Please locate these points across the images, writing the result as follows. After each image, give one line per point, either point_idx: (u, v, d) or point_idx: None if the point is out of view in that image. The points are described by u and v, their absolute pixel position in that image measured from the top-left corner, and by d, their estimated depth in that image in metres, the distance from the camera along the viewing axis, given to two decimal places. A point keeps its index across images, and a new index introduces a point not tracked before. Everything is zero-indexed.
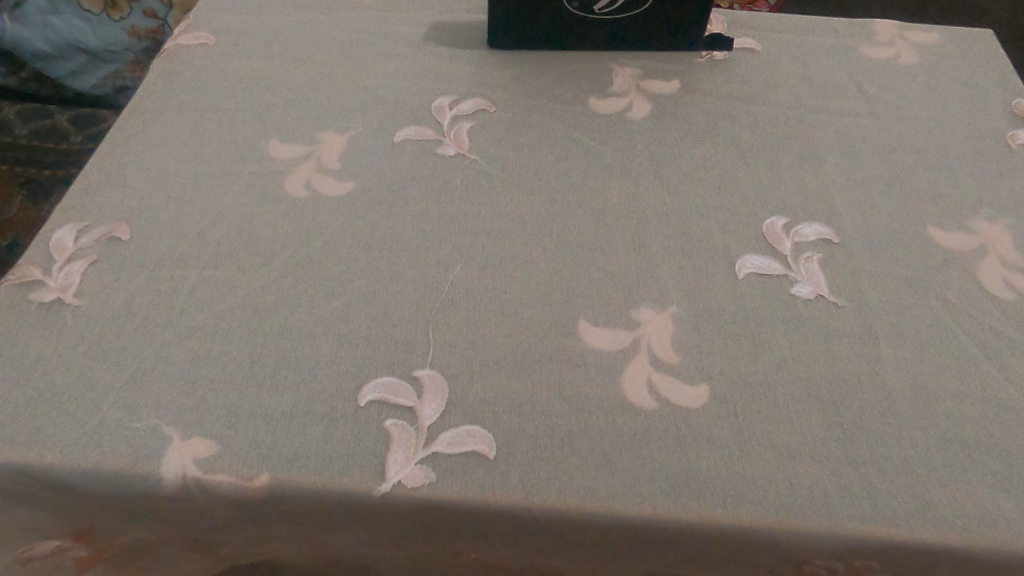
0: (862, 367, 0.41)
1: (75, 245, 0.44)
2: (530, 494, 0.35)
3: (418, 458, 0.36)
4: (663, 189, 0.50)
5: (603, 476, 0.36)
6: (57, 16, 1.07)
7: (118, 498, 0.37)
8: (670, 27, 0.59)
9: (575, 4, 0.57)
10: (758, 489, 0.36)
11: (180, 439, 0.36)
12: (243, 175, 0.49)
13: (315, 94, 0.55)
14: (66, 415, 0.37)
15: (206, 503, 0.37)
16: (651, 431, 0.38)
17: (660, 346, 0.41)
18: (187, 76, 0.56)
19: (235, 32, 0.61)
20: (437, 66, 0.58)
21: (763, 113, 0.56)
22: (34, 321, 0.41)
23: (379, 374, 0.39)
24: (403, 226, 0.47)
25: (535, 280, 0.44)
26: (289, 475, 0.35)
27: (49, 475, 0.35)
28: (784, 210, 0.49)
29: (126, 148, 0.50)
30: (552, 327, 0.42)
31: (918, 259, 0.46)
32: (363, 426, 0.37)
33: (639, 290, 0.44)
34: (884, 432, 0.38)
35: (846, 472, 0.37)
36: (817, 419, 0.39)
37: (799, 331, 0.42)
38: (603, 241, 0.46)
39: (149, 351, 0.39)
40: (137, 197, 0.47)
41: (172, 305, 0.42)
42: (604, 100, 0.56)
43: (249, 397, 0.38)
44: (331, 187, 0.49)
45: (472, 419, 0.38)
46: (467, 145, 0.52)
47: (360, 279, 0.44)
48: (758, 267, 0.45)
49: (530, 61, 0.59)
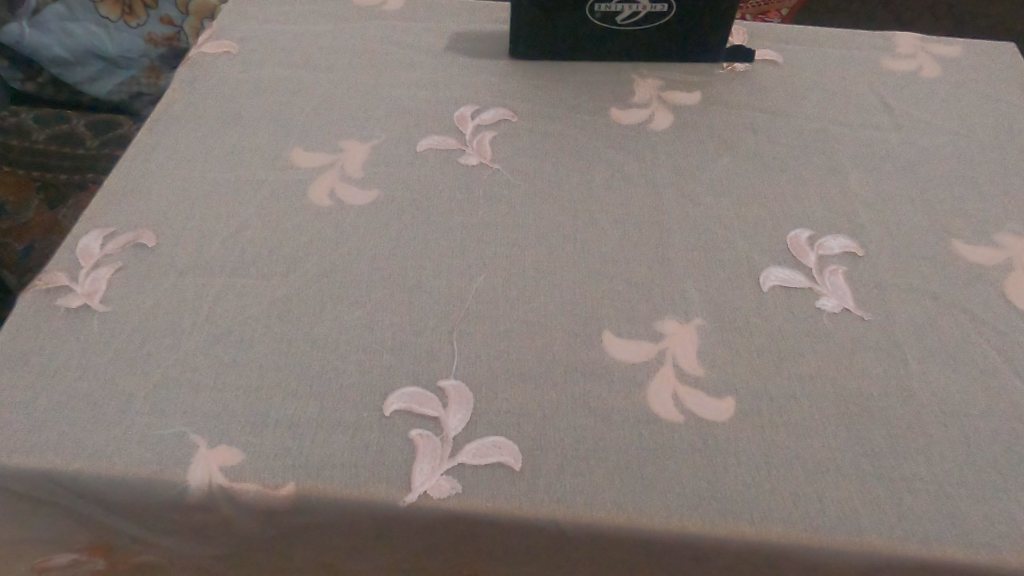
0: (889, 382, 0.41)
1: (101, 251, 0.45)
2: (556, 507, 0.35)
3: (444, 469, 0.36)
4: (685, 200, 0.50)
5: (631, 489, 0.36)
6: (75, 23, 1.07)
7: (143, 505, 0.37)
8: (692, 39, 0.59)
9: (597, 16, 0.57)
10: (786, 504, 0.36)
11: (206, 447, 0.36)
12: (267, 182, 0.49)
13: (338, 103, 0.56)
14: (94, 421, 0.37)
15: (231, 512, 0.37)
16: (677, 444, 0.38)
17: (685, 357, 0.41)
18: (212, 83, 0.57)
19: (258, 40, 0.61)
20: (459, 75, 0.59)
21: (786, 125, 0.56)
22: (61, 327, 0.41)
23: (404, 384, 0.39)
24: (426, 236, 0.47)
25: (558, 291, 0.44)
26: (315, 485, 0.35)
27: (75, 481, 0.35)
28: (808, 222, 0.49)
29: (151, 154, 0.51)
30: (576, 337, 0.42)
31: (944, 274, 0.46)
32: (389, 437, 0.37)
33: (663, 302, 0.44)
34: (913, 448, 0.38)
35: (874, 488, 0.36)
36: (845, 434, 0.38)
37: (826, 344, 0.42)
38: (626, 252, 0.46)
39: (174, 358, 0.40)
40: (162, 204, 0.47)
41: (197, 313, 0.42)
42: (626, 110, 0.56)
43: (274, 406, 0.38)
44: (355, 196, 0.49)
45: (497, 431, 0.38)
46: (488, 154, 0.52)
47: (384, 288, 0.44)
48: (783, 280, 0.45)
49: (552, 71, 0.59)
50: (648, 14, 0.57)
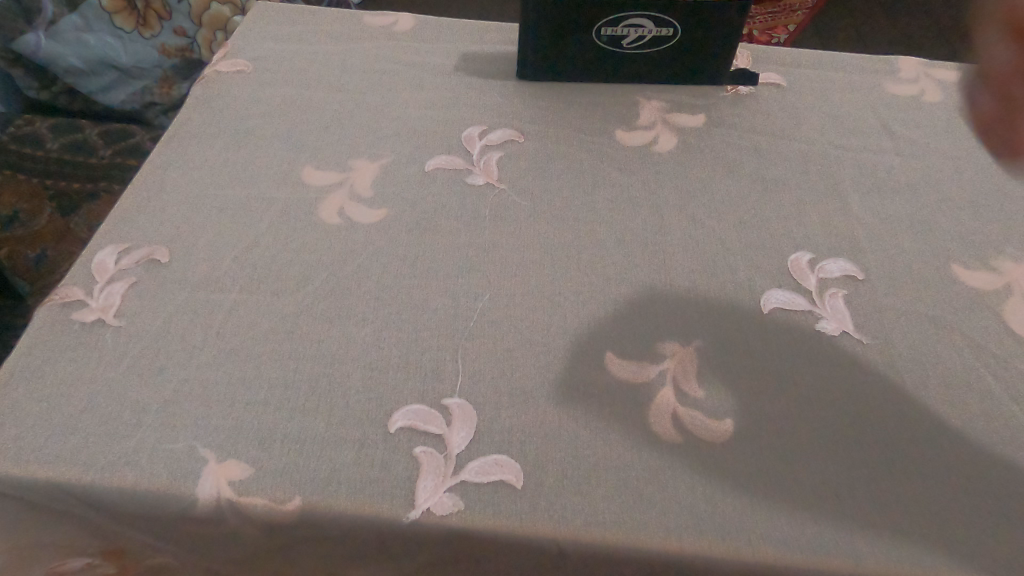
0: (886, 406, 0.41)
1: (116, 266, 0.46)
2: (557, 525, 0.36)
3: (447, 486, 0.37)
4: (688, 222, 0.50)
5: (631, 508, 0.37)
6: (90, 33, 1.09)
7: (153, 517, 0.37)
8: (696, 61, 0.60)
9: (604, 39, 0.58)
10: (784, 526, 0.36)
11: (216, 462, 0.37)
12: (279, 200, 0.50)
13: (348, 122, 0.57)
14: (107, 434, 0.38)
15: (238, 525, 0.37)
16: (676, 464, 0.38)
17: (685, 378, 0.42)
18: (226, 101, 0.58)
19: (271, 59, 0.62)
20: (468, 96, 0.60)
21: (788, 148, 0.56)
22: (76, 341, 0.42)
23: (409, 402, 0.40)
24: (433, 255, 0.48)
25: (561, 311, 0.45)
26: (321, 500, 0.36)
27: (87, 493, 0.36)
28: (809, 245, 0.49)
29: (166, 171, 0.52)
30: (579, 357, 0.43)
31: (943, 299, 0.46)
32: (393, 453, 0.38)
33: (665, 324, 0.45)
34: (909, 472, 0.38)
35: (870, 511, 0.37)
36: (842, 457, 0.39)
37: (824, 367, 0.43)
38: (629, 273, 0.47)
39: (186, 373, 0.41)
40: (176, 221, 0.48)
41: (209, 328, 0.43)
42: (631, 131, 0.57)
43: (282, 421, 0.39)
44: (364, 214, 0.50)
45: (500, 449, 0.39)
46: (495, 174, 0.53)
47: (391, 306, 0.45)
48: (783, 302, 0.46)
49: (558, 93, 0.60)
50: (654, 38, 0.58)
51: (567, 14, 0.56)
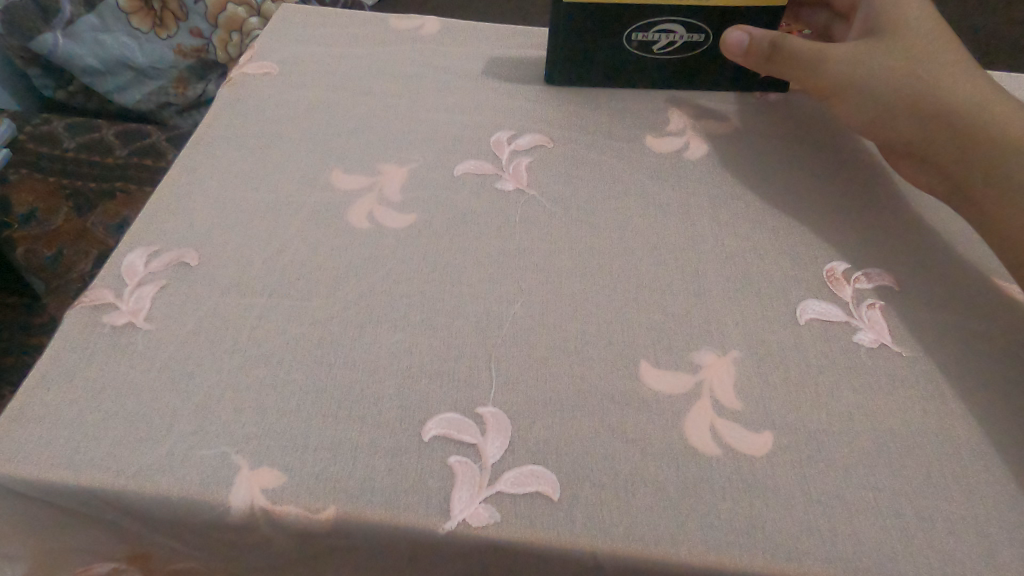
0: (928, 421, 0.40)
1: (145, 269, 0.45)
2: (595, 538, 0.35)
3: (482, 497, 0.36)
4: (721, 230, 0.50)
5: (668, 522, 0.36)
6: (106, 33, 1.09)
7: (185, 524, 0.37)
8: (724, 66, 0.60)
9: (634, 45, 0.58)
10: (826, 542, 0.35)
11: (248, 469, 0.37)
12: (308, 204, 0.50)
13: (376, 126, 0.56)
14: (138, 439, 0.37)
15: (270, 533, 0.37)
16: (715, 478, 0.38)
17: (722, 390, 0.41)
18: (253, 104, 0.58)
19: (298, 62, 0.62)
20: (496, 100, 0.59)
21: (820, 157, 0.56)
22: (106, 344, 0.41)
23: (443, 410, 0.40)
24: (465, 261, 0.47)
25: (595, 319, 0.44)
26: (356, 509, 0.36)
27: (120, 498, 0.36)
28: (844, 256, 0.49)
29: (194, 174, 0.52)
30: (614, 367, 0.42)
31: (982, 312, 0.46)
32: (428, 463, 0.37)
33: (700, 334, 0.44)
34: (953, 489, 0.38)
35: (915, 528, 0.36)
36: (885, 473, 0.38)
37: (863, 380, 0.42)
38: (663, 281, 0.47)
39: (217, 378, 0.40)
40: (205, 224, 0.48)
41: (240, 333, 0.42)
42: (661, 138, 0.57)
43: (315, 428, 0.38)
44: (394, 219, 0.49)
45: (536, 460, 0.38)
46: (525, 180, 0.53)
47: (423, 313, 0.44)
48: (820, 313, 0.45)
49: (586, 98, 0.60)
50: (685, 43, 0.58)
51: (594, 20, 0.55)
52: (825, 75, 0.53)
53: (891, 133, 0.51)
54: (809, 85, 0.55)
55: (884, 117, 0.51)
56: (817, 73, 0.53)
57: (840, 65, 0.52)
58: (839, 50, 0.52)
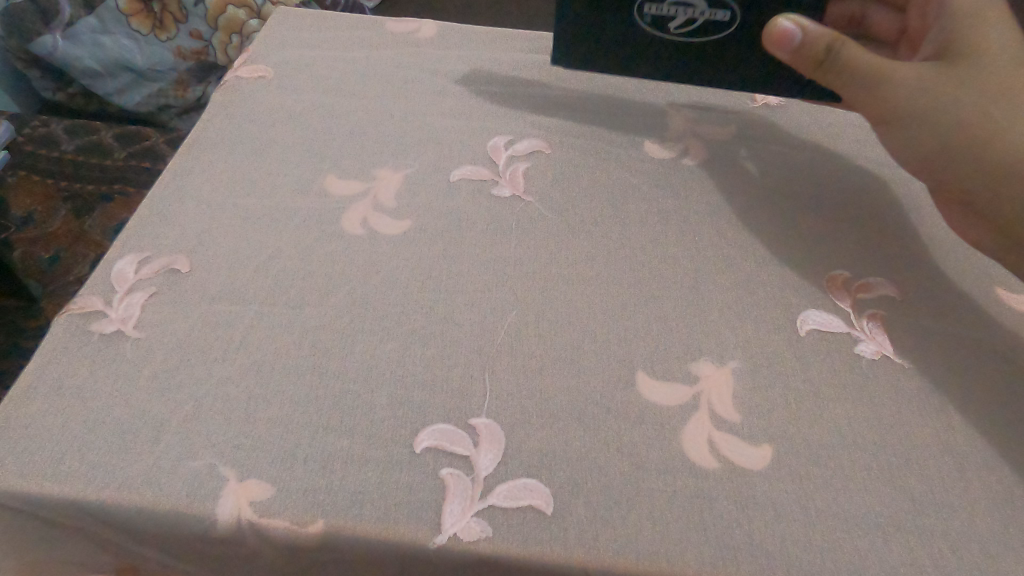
0: (929, 434, 0.40)
1: (136, 276, 0.45)
2: (589, 554, 0.34)
3: (474, 510, 0.36)
4: (720, 238, 0.49)
5: (665, 536, 0.35)
6: (106, 35, 1.10)
7: (171, 537, 0.36)
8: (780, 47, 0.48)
9: (648, 22, 0.53)
10: (826, 557, 0.35)
11: (236, 481, 0.36)
12: (302, 209, 0.49)
13: (371, 130, 0.56)
14: (125, 451, 0.37)
15: (258, 547, 0.36)
16: (713, 491, 0.37)
17: (720, 401, 0.41)
18: (248, 108, 0.57)
19: (294, 66, 0.62)
20: (493, 105, 0.59)
21: (821, 164, 0.55)
22: (95, 352, 0.41)
23: (435, 422, 0.39)
24: (459, 268, 0.46)
25: (591, 329, 0.44)
26: (344, 523, 0.35)
27: (104, 511, 0.35)
28: (845, 264, 0.48)
29: (187, 179, 0.51)
30: (610, 378, 0.41)
31: (983, 322, 0.45)
32: (419, 476, 0.37)
33: (698, 344, 0.43)
34: (955, 504, 0.37)
35: (917, 544, 0.35)
36: (886, 487, 0.37)
37: (864, 392, 0.41)
38: (660, 289, 0.46)
39: (207, 388, 0.39)
40: (197, 230, 0.47)
41: (230, 341, 0.42)
42: (660, 144, 0.56)
43: (305, 439, 0.38)
44: (388, 225, 0.49)
45: (529, 473, 0.37)
46: (522, 186, 0.52)
47: (416, 321, 0.43)
48: (820, 323, 0.44)
49: (585, 103, 0.59)
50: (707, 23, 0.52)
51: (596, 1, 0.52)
52: (889, 94, 0.45)
53: (952, 174, 0.44)
54: (869, 106, 0.47)
55: (953, 149, 0.43)
56: (881, 89, 0.45)
57: (908, 84, 0.44)
58: (907, 69, 0.45)
